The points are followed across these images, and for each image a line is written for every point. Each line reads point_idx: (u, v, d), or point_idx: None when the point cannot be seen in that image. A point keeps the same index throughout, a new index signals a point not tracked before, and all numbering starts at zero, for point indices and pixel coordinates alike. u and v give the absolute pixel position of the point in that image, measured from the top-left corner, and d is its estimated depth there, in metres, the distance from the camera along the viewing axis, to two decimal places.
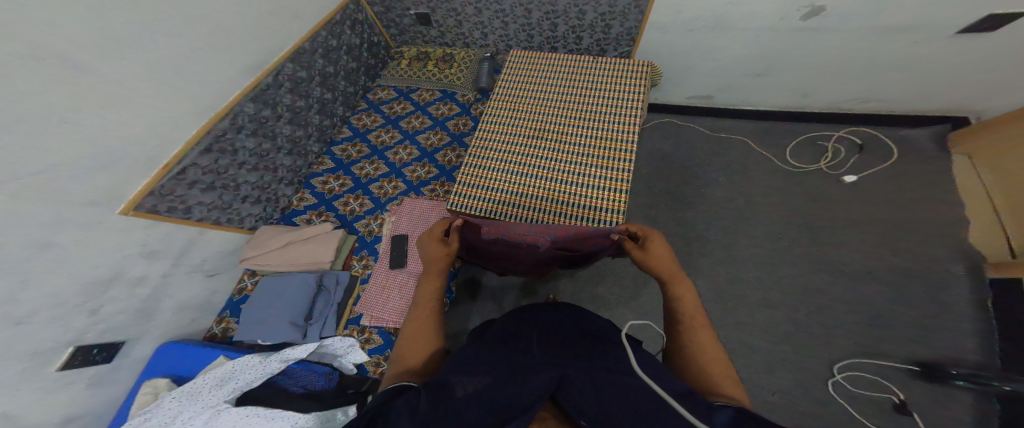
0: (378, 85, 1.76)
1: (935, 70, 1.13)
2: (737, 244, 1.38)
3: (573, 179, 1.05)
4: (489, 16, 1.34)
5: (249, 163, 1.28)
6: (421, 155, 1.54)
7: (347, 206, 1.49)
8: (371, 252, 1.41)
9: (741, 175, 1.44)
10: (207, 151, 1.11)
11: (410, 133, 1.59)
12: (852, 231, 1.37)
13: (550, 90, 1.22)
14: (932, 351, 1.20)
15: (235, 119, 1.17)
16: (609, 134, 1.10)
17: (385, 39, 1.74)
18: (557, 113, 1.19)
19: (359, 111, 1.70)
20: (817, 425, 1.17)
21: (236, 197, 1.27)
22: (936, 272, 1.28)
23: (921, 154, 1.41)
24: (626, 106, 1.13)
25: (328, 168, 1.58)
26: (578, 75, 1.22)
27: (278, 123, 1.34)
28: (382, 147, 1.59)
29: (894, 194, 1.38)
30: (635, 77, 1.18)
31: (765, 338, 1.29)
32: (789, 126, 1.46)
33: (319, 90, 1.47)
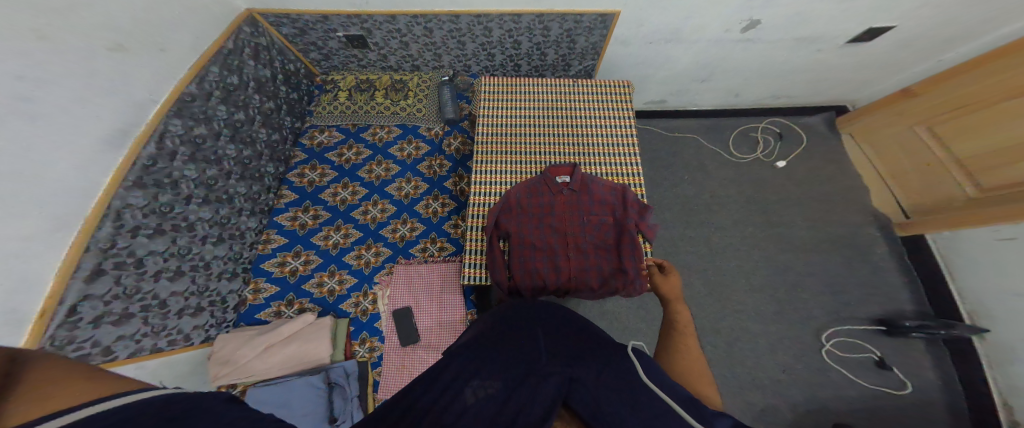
0: (312, 126, 1.47)
1: (828, 71, 1.38)
2: (716, 236, 1.44)
3: (582, 220, 1.04)
4: (445, 39, 1.24)
5: (170, 270, 0.96)
6: (397, 210, 1.31)
7: (323, 286, 1.21)
8: (375, 333, 1.16)
9: (701, 171, 1.54)
10: (96, 274, 0.78)
11: (379, 185, 1.35)
12: (797, 210, 1.52)
13: (542, 127, 1.20)
14: (881, 302, 1.39)
15: (121, 218, 0.83)
16: (613, 167, 1.14)
17: (306, 65, 1.44)
18: (550, 150, 1.17)
19: (294, 165, 1.40)
20: (822, 394, 1.25)
21: (167, 314, 0.96)
22: (863, 234, 1.51)
23: (822, 135, 1.68)
24: (614, 134, 1.19)
25: (279, 245, 1.27)
26: (563, 105, 1.23)
27: (188, 206, 1.01)
28: (347, 206, 1.33)
29: (816, 171, 1.60)
30: (613, 102, 1.23)
31: (760, 321, 1.34)
32: (726, 121, 1.62)
33: (233, 147, 1.15)
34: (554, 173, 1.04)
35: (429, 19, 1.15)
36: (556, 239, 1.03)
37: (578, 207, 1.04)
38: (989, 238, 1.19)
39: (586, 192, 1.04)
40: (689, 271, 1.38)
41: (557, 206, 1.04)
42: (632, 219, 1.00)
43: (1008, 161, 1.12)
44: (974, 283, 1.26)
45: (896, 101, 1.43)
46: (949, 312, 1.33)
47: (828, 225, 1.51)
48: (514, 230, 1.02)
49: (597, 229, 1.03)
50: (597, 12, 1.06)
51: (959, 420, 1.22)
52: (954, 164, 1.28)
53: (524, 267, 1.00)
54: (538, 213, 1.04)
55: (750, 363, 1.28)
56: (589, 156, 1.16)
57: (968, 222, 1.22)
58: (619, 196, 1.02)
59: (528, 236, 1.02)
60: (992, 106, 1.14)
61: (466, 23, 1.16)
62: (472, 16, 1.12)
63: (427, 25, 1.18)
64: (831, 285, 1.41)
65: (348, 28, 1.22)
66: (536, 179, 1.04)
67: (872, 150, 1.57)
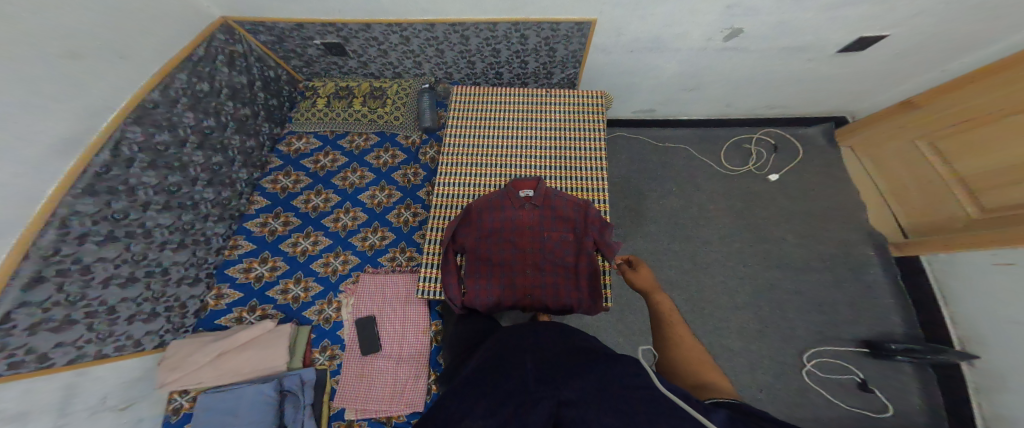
0: (291, 132, 1.46)
1: (821, 82, 1.33)
2: (701, 251, 1.41)
3: (541, 235, 1.02)
4: (423, 46, 1.22)
5: (122, 276, 0.96)
6: (368, 218, 1.30)
7: (287, 293, 1.21)
8: (336, 341, 1.18)
9: (690, 182, 1.49)
10: (36, 281, 0.77)
11: (354, 190, 1.35)
12: (787, 225, 1.47)
13: (510, 136, 1.18)
14: (867, 325, 1.35)
15: (67, 225, 0.82)
16: (578, 183, 1.11)
17: (288, 72, 1.43)
18: (517, 163, 1.15)
19: (270, 171, 1.40)
20: (799, 415, 1.22)
21: (116, 320, 0.97)
22: (855, 254, 1.46)
23: (819, 148, 1.63)
24: (584, 147, 1.16)
25: (246, 251, 1.27)
26: (535, 116, 1.19)
27: (146, 212, 1.01)
28: (318, 213, 1.32)
29: (811, 186, 1.55)
30: (586, 114, 1.19)
31: (739, 339, 1.31)
32: (719, 132, 1.56)
33: (201, 154, 1.15)
34: (517, 186, 1.03)
35: (405, 25, 1.11)
36: (513, 254, 1.02)
37: (539, 223, 1.02)
38: (985, 261, 1.14)
39: (549, 206, 1.02)
40: (671, 287, 1.36)
41: (516, 218, 1.02)
42: (592, 237, 0.98)
43: (1010, 180, 1.05)
44: (968, 308, 1.21)
45: (899, 113, 1.37)
46: (939, 337, 1.29)
47: (817, 241, 1.47)
48: (473, 245, 1.01)
49: (555, 244, 1.02)
50: (572, 20, 1.03)
51: None
52: (954, 181, 1.22)
53: (479, 282, 0.99)
54: (497, 225, 1.02)
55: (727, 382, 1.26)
56: (558, 169, 1.13)
57: (967, 244, 1.17)
58: (579, 210, 1.01)
59: (486, 252, 1.01)
60: (999, 120, 1.06)
61: (442, 32, 1.13)
62: (446, 25, 1.09)
63: (403, 33, 1.15)
64: (817, 306, 1.38)
65: (324, 36, 1.19)
66: (498, 193, 1.02)
67: (873, 165, 1.52)
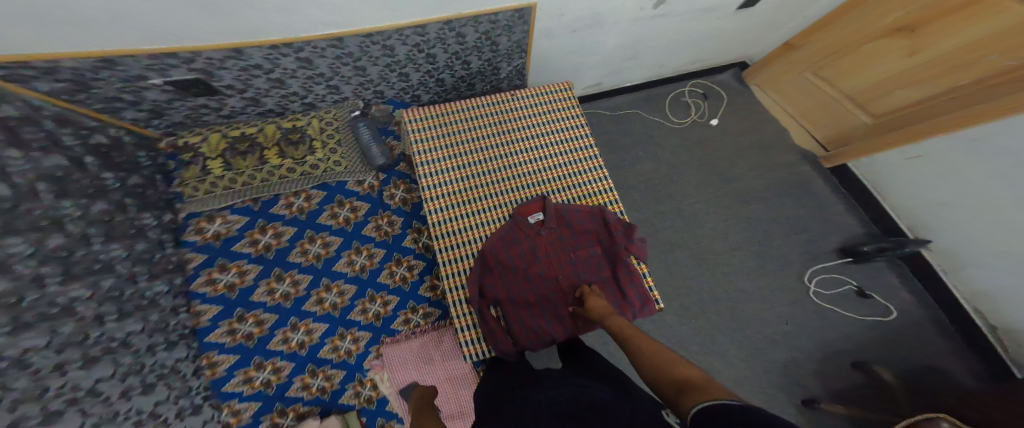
0: (191, 214, 1.04)
1: (727, 36, 1.46)
2: (685, 204, 1.40)
3: (570, 255, 0.88)
4: (336, 70, 1.01)
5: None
6: (357, 289, 1.05)
7: (310, 388, 0.96)
8: (392, 416, 0.98)
9: (652, 143, 1.51)
10: None
11: (326, 261, 1.07)
12: (743, 162, 1.57)
13: (495, 153, 1.00)
14: (834, 233, 1.47)
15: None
16: (582, 187, 0.98)
17: (131, 130, 0.98)
18: (513, 183, 0.97)
19: (195, 272, 0.99)
20: (827, 335, 1.24)
21: None
22: (800, 174, 1.61)
23: (736, 91, 1.79)
24: (573, 148, 1.03)
25: (229, 364, 0.95)
26: (512, 124, 1.03)
27: (69, 375, 0.64)
28: (294, 300, 1.02)
29: (745, 126, 1.69)
30: (560, 113, 1.07)
31: (750, 278, 1.30)
32: (659, 91, 1.62)
33: (89, 281, 0.75)
34: (524, 212, 0.87)
35: (307, 48, 0.90)
36: (550, 285, 0.86)
37: (562, 244, 0.88)
38: (899, 158, 1.34)
39: (566, 223, 0.89)
40: (673, 247, 1.32)
41: (538, 245, 0.87)
42: (620, 244, 0.87)
43: (892, 89, 1.28)
44: (904, 200, 1.37)
45: (785, 54, 1.59)
46: (888, 224, 1.44)
47: (770, 170, 1.58)
48: (502, 292, 0.84)
49: (587, 261, 0.89)
50: (510, 9, 0.94)
51: (932, 316, 1.32)
52: (847, 101, 1.45)
53: (526, 327, 0.83)
54: (518, 259, 0.86)
55: (757, 324, 1.22)
56: (557, 179, 0.98)
57: (889, 142, 1.32)
58: (597, 218, 0.90)
59: (519, 294, 0.85)
60: (865, 46, 1.29)
61: (358, 50, 0.95)
62: (364, 39, 0.91)
63: (308, 60, 0.94)
64: (794, 227, 1.45)
65: (167, 71, 0.84)
66: (507, 227, 0.87)
67: (779, 97, 1.72)
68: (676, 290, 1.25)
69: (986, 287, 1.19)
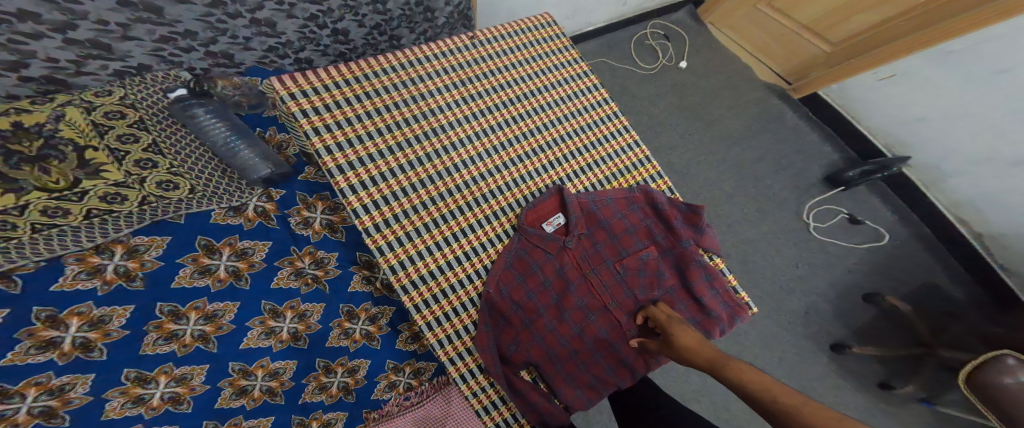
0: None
1: None
2: (673, 158, 1.24)
3: (616, 269, 0.65)
4: (150, 59, 0.57)
5: None
6: (302, 363, 0.59)
7: None
8: None
9: (625, 95, 1.31)
10: None
11: (225, 338, 0.53)
12: (719, 102, 1.45)
13: (475, 146, 0.69)
14: (816, 164, 1.41)
15: None
16: (604, 167, 0.75)
17: None
18: (512, 185, 0.69)
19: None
20: (836, 271, 1.17)
21: None
22: (771, 108, 1.52)
23: (694, 29, 1.64)
24: (578, 118, 0.77)
25: None
26: (491, 100, 0.73)
27: None
28: (195, 401, 0.48)
29: (711, 66, 1.55)
30: (554, 70, 0.79)
31: (754, 227, 1.19)
32: (621, 35, 1.39)
33: None
34: (536, 220, 0.65)
35: (59, 12, 0.44)
36: (599, 317, 0.63)
37: (601, 257, 0.65)
38: (871, 80, 1.27)
39: (601, 228, 0.66)
40: None
41: (569, 266, 0.64)
42: (685, 241, 0.66)
43: (847, 14, 1.21)
44: (879, 120, 1.33)
45: None
46: (863, 146, 1.41)
47: (744, 107, 1.49)
48: (533, 347, 0.60)
49: (640, 271, 0.65)
50: None
51: (915, 229, 1.33)
52: (805, 31, 1.36)
53: (580, 380, 0.62)
54: (545, 292, 0.63)
55: (770, 274, 1.12)
56: (568, 163, 0.73)
57: (853, 72, 1.26)
58: (638, 210, 0.68)
59: (560, 342, 0.62)
60: None
61: (191, 22, 0.55)
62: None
63: (69, 34, 0.47)
64: (780, 164, 1.37)
65: None
66: (519, 250, 0.63)
67: (735, 33, 1.61)
68: None
69: (966, 196, 1.19)
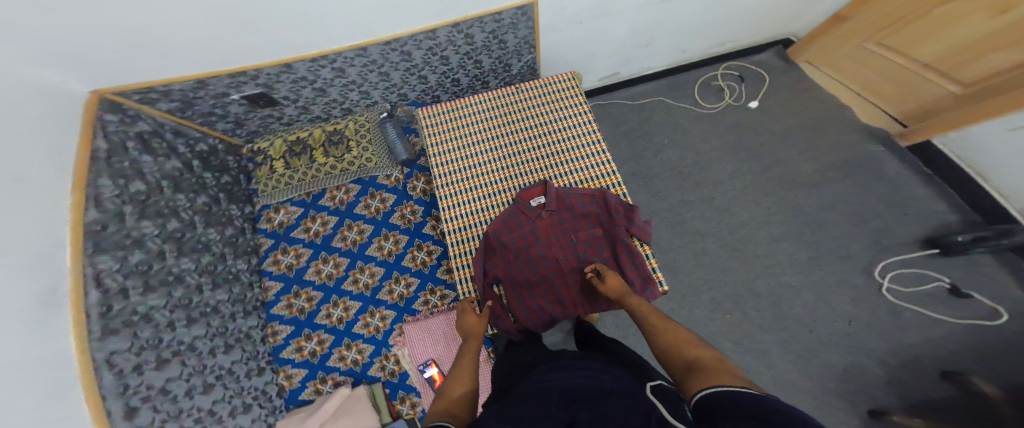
0: (265, 206, 1.29)
1: (754, 14, 1.35)
2: (716, 193, 1.29)
3: (568, 239, 0.99)
4: (379, 94, 1.30)
5: (197, 386, 0.91)
6: (385, 271, 1.19)
7: (345, 359, 1.11)
8: (411, 390, 1.10)
9: (679, 131, 1.42)
10: (130, 413, 0.76)
11: (361, 245, 1.22)
12: (790, 141, 1.42)
13: (498, 150, 1.12)
14: (916, 220, 1.25)
15: (115, 364, 0.76)
16: (586, 173, 1.07)
17: (223, 139, 1.28)
18: (515, 176, 1.09)
19: (266, 253, 1.24)
20: (903, 337, 1.05)
21: (219, 420, 0.93)
22: (864, 153, 1.40)
23: (780, 70, 1.60)
24: (578, 141, 1.11)
25: (318, 299, 1.18)
26: (517, 122, 1.15)
27: (177, 330, 0.91)
28: (336, 279, 1.20)
29: (792, 106, 1.51)
30: (569, 106, 1.17)
31: (799, 273, 1.16)
32: (687, 76, 1.52)
33: (188, 260, 1.00)
34: (527, 197, 0.99)
35: (356, 74, 1.16)
36: (548, 265, 0.98)
37: (562, 227, 1.00)
38: (997, 127, 1.09)
39: (570, 210, 1.00)
40: (704, 240, 1.22)
41: (537, 229, 0.99)
42: (622, 226, 0.96)
43: (973, 56, 1.08)
44: (1015, 181, 1.12)
45: (836, 25, 1.39)
46: (993, 210, 1.19)
47: (824, 150, 1.41)
48: (502, 270, 0.98)
49: (585, 244, 0.99)
50: (513, 6, 1.01)
51: None
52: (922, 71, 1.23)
53: (527, 306, 0.95)
54: (519, 241, 0.99)
55: (809, 321, 1.09)
56: (560, 170, 1.08)
57: (967, 119, 1.13)
58: (597, 202, 1.00)
59: (521, 273, 0.98)
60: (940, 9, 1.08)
61: (395, 78, 1.23)
62: (398, 69, 1.18)
63: (354, 81, 1.19)
64: (858, 214, 1.27)
65: (241, 87, 1.08)
66: (511, 211, 0.99)
67: (835, 72, 1.53)
68: (707, 284, 1.15)
69: None
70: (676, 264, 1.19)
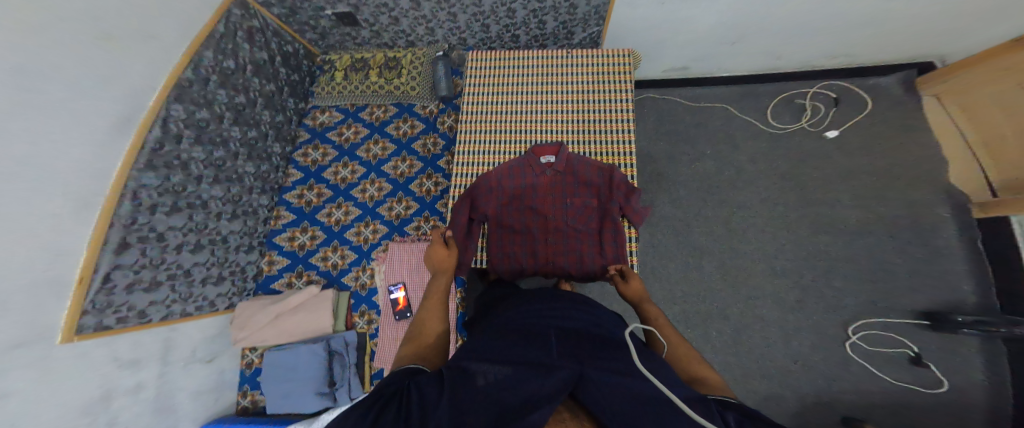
0: (314, 106, 1.69)
1: (880, 26, 1.12)
2: (736, 216, 1.41)
3: (562, 201, 1.26)
4: (444, 32, 1.45)
5: (189, 243, 1.20)
6: (393, 189, 1.56)
7: (327, 260, 1.52)
8: (371, 306, 1.48)
9: (727, 144, 1.46)
10: (123, 246, 0.99)
11: (377, 161, 1.60)
12: (843, 186, 1.37)
13: (528, 109, 1.40)
14: (927, 298, 1.23)
15: (139, 196, 1.02)
16: (603, 149, 1.32)
17: (306, 46, 1.60)
18: (535, 136, 1.37)
19: (300, 146, 1.66)
20: (835, 387, 1.18)
21: (191, 282, 1.22)
22: (922, 216, 1.30)
23: (891, 99, 1.38)
24: (606, 121, 1.34)
25: (327, 197, 1.59)
26: (552, 89, 1.39)
27: (199, 185, 1.21)
28: (346, 185, 1.60)
29: (874, 145, 1.37)
30: (611, 87, 1.36)
31: (776, 309, 1.27)
32: (768, 87, 1.46)
33: (238, 129, 1.34)
34: (541, 153, 1.23)
35: (429, 8, 1.30)
36: (536, 218, 1.27)
37: (561, 190, 1.26)
38: None
39: (577, 179, 1.25)
40: (703, 255, 1.38)
41: (536, 184, 1.25)
42: (618, 203, 1.20)
43: None
44: None
45: (978, 62, 1.11)
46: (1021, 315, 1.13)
47: (878, 203, 1.34)
48: (493, 211, 1.25)
49: (573, 208, 1.26)
50: None
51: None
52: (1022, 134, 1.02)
53: (502, 250, 1.27)
54: (519, 189, 1.25)
55: (762, 346, 1.25)
56: (581, 141, 1.33)
57: None
58: (603, 174, 1.23)
59: (512, 218, 1.26)
60: None
61: (463, 20, 1.35)
62: (465, 13, 1.31)
63: (427, 14, 1.33)
64: (871, 273, 1.29)
65: (336, 6, 1.31)
66: (521, 161, 1.23)
67: (959, 115, 1.25)
68: (684, 295, 1.34)
69: None
70: (661, 269, 1.39)
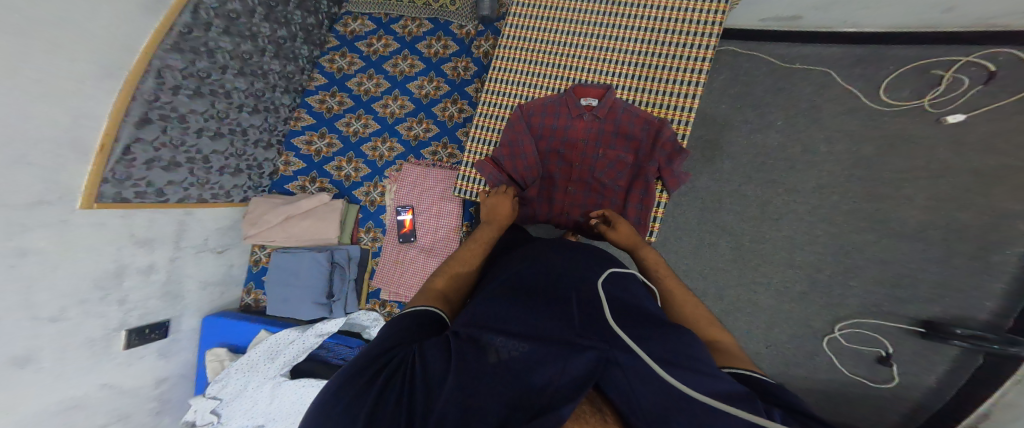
0: (348, 13, 1.74)
1: None
2: (778, 199, 1.29)
3: (595, 150, 1.12)
4: None
5: (210, 130, 1.33)
6: (415, 109, 1.60)
7: (341, 170, 1.67)
8: (377, 225, 1.65)
9: (805, 118, 1.26)
10: (144, 121, 1.11)
11: (404, 77, 1.63)
12: (923, 184, 1.17)
13: (579, 31, 1.14)
14: (943, 309, 1.17)
15: (163, 76, 1.12)
16: (655, 97, 1.07)
17: None
18: (583, 69, 1.14)
19: (327, 51, 1.74)
20: (795, 371, 1.31)
21: (209, 169, 1.39)
22: (998, 229, 1.11)
23: None
24: (671, 60, 1.06)
25: (349, 107, 1.68)
26: (614, 9, 1.11)
27: (224, 75, 1.32)
28: (369, 97, 1.66)
29: (998, 137, 1.09)
30: (689, 10, 1.04)
31: (773, 298, 1.31)
32: (895, 51, 1.17)
33: (267, 26, 1.41)
34: (581, 93, 1.08)
35: None
36: (562, 165, 1.16)
37: (596, 137, 1.12)
38: None
39: (618, 128, 1.09)
40: (722, 232, 1.35)
41: (570, 128, 1.13)
42: (658, 163, 1.02)
43: None
44: None
45: None
46: None
47: (954, 209, 1.14)
48: None
49: (605, 159, 1.12)
50: None
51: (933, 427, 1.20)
52: None
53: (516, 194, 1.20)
54: (550, 129, 1.13)
55: (744, 327, 1.35)
56: (633, 81, 1.09)
57: None
58: (651, 126, 1.05)
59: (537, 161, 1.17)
60: None
61: None
62: None
63: None
64: (897, 276, 1.21)
65: None
66: (557, 99, 1.11)
67: None
68: (688, 271, 1.38)
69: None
70: (673, 242, 1.40)
